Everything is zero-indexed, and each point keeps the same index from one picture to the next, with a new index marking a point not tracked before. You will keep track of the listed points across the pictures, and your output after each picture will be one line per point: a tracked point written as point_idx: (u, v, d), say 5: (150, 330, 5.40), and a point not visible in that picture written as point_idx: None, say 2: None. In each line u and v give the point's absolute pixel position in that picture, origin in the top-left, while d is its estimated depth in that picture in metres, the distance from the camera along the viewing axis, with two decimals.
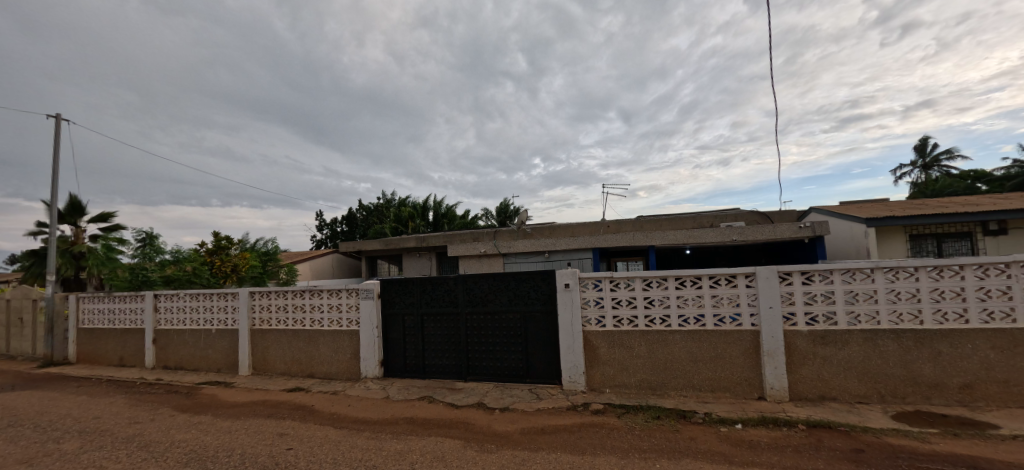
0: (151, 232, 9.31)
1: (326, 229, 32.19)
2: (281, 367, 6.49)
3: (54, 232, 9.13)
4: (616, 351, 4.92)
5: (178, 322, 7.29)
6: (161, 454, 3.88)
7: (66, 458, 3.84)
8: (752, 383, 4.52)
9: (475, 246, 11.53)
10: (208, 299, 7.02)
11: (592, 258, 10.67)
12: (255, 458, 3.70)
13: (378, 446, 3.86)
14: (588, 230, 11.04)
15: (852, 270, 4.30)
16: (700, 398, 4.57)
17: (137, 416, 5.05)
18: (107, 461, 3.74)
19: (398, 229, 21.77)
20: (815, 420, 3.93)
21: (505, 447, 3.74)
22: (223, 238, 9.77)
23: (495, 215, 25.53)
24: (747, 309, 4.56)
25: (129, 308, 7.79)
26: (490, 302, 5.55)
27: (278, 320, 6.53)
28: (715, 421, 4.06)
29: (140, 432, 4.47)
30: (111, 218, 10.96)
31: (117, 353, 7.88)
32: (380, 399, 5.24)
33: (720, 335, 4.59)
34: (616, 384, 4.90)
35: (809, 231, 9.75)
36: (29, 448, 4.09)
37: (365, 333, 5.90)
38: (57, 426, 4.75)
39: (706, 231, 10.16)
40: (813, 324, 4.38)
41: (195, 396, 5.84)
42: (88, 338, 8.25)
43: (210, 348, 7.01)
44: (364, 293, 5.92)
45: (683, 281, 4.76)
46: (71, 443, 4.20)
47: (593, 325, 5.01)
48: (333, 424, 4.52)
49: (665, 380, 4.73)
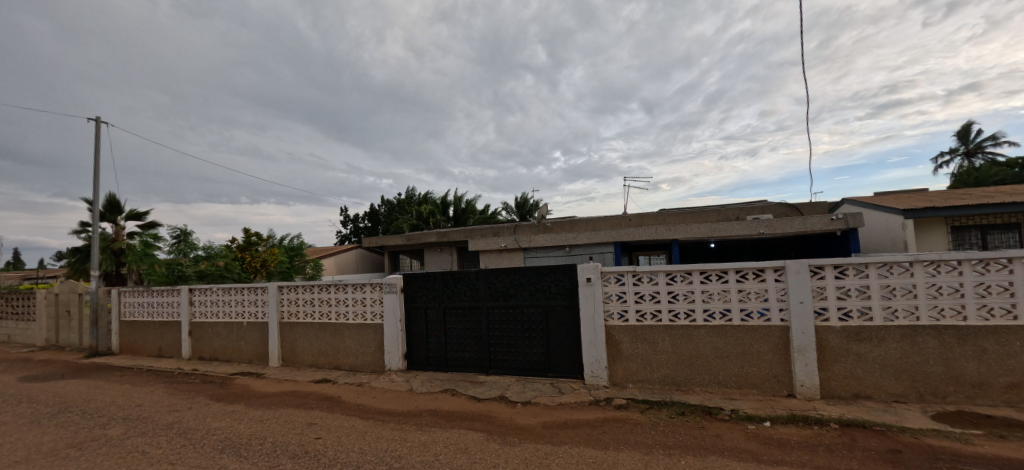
0: (185, 229, 9.69)
1: (350, 224, 32.86)
2: (309, 359, 6.67)
3: (96, 230, 9.61)
4: (638, 346, 4.85)
5: (212, 316, 7.59)
6: (198, 441, 4.06)
7: (111, 443, 4.07)
8: (781, 380, 4.39)
9: (496, 241, 11.52)
10: (238, 293, 7.27)
11: (613, 252, 10.56)
12: (286, 447, 3.83)
13: (401, 438, 3.93)
14: (610, 224, 10.92)
15: (889, 264, 4.11)
16: (727, 395, 4.47)
17: (175, 404, 5.29)
18: (148, 447, 3.94)
19: (419, 225, 22.17)
20: (849, 419, 3.79)
21: (528, 440, 3.75)
22: (253, 234, 10.18)
23: (516, 210, 25.69)
24: (775, 304, 4.42)
25: (165, 302, 8.15)
26: (511, 296, 5.55)
27: (304, 313, 6.72)
28: (742, 418, 3.97)
29: (178, 420, 4.69)
30: (145, 216, 11.44)
31: (155, 344, 8.27)
32: (403, 391, 5.33)
33: (748, 331, 4.47)
34: (639, 379, 4.85)
35: (841, 224, 9.32)
36: (79, 433, 4.35)
37: (388, 327, 6.03)
38: (103, 412, 5.03)
39: (732, 224, 9.80)
40: (846, 320, 4.22)
41: (229, 386, 6.08)
42: (130, 330, 8.68)
43: (242, 340, 7.26)
44: (388, 288, 6.02)
45: (709, 276, 4.66)
46: (116, 429, 4.43)
47: (615, 320, 4.97)
48: (359, 415, 4.63)
49: (690, 376, 4.64)
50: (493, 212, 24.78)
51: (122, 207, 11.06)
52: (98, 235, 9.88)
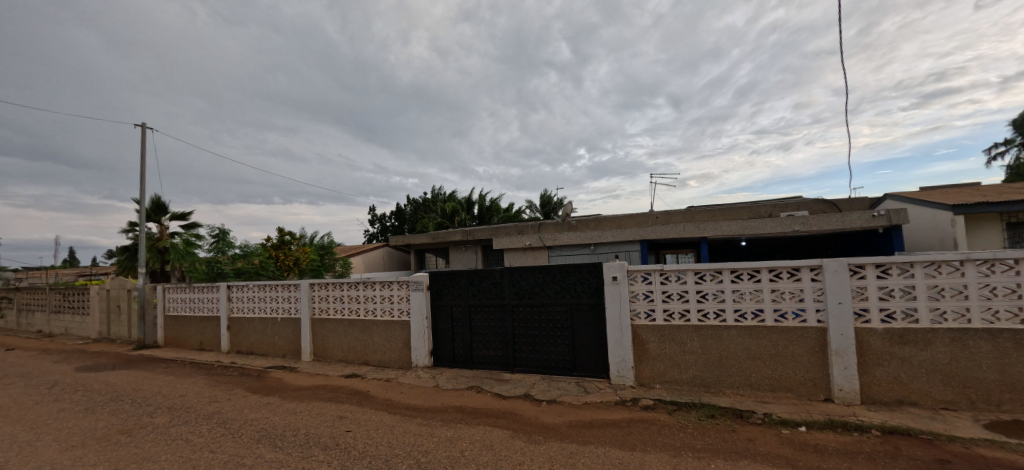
0: (223, 228, 10.16)
1: (377, 223, 33.59)
2: (339, 354, 6.87)
3: (143, 230, 10.18)
4: (666, 346, 4.76)
5: (248, 311, 7.91)
6: (237, 430, 4.24)
7: (158, 430, 4.30)
8: (817, 384, 4.21)
9: (520, 239, 11.50)
10: (273, 289, 7.56)
11: (640, 250, 10.39)
12: (318, 439, 3.96)
13: (428, 433, 3.99)
14: (636, 221, 10.72)
15: (937, 263, 3.88)
16: (760, 398, 4.33)
17: (215, 396, 5.56)
18: (191, 435, 4.16)
19: (444, 224, 22.46)
20: (891, 426, 3.61)
21: (553, 439, 3.75)
22: (286, 234, 10.56)
23: (540, 208, 25.64)
24: (812, 304, 4.25)
25: (205, 298, 8.55)
26: (536, 294, 5.55)
27: (335, 310, 6.92)
28: (776, 423, 3.83)
29: (218, 410, 4.92)
30: (187, 217, 12.04)
31: (197, 338, 8.69)
32: (430, 387, 5.42)
33: (782, 332, 4.31)
34: (667, 380, 4.76)
35: (884, 220, 8.84)
36: (129, 420, 4.64)
37: (415, 324, 6.14)
38: (150, 402, 5.33)
39: (764, 222, 9.46)
40: (889, 322, 4.01)
41: (264, 379, 6.33)
42: (173, 324, 9.15)
43: (276, 335, 7.55)
44: (414, 285, 6.13)
45: (740, 275, 4.52)
46: (162, 417, 4.69)
47: (641, 319, 4.89)
48: (387, 409, 4.74)
49: (721, 377, 4.51)
50: (517, 210, 24.80)
51: (166, 208, 11.68)
52: (145, 234, 10.47)
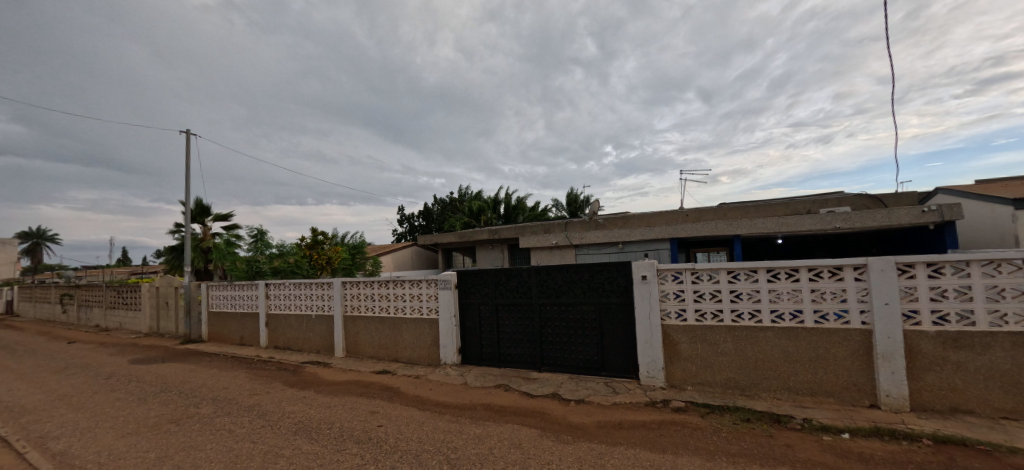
0: (261, 229, 10.61)
1: (405, 223, 34.25)
2: (370, 350, 7.05)
3: (188, 230, 10.76)
4: (698, 347, 4.64)
5: (285, 308, 8.23)
6: (276, 422, 4.43)
7: (203, 420, 4.55)
8: (862, 389, 4.01)
9: (547, 238, 11.56)
10: (307, 287, 7.83)
11: (670, 248, 10.17)
12: (351, 432, 4.08)
13: (457, 430, 4.04)
14: (665, 219, 10.34)
15: (996, 261, 3.61)
16: (799, 403, 4.15)
17: (255, 389, 5.82)
18: (234, 425, 4.37)
19: (471, 223, 22.66)
20: (945, 435, 3.39)
21: (581, 439, 3.73)
22: (320, 233, 10.92)
23: (566, 206, 25.48)
24: (855, 305, 4.05)
25: (245, 295, 8.96)
26: (564, 293, 5.52)
27: (366, 307, 7.10)
28: (816, 429, 3.67)
29: (258, 403, 5.16)
30: (228, 218, 12.62)
31: (238, 334, 9.12)
32: (458, 385, 5.49)
33: (823, 334, 4.12)
34: (699, 382, 4.64)
35: (935, 216, 8.30)
36: (178, 410, 4.92)
37: (443, 322, 6.22)
38: (196, 393, 5.64)
39: (802, 219, 9.07)
40: (942, 325, 3.77)
41: (300, 374, 6.58)
42: (216, 320, 9.63)
43: (310, 331, 7.82)
44: (442, 284, 6.22)
45: (777, 274, 4.35)
46: (207, 408, 4.95)
47: (672, 319, 4.78)
48: (417, 405, 4.83)
49: (756, 380, 4.36)
50: (544, 209, 24.74)
51: (209, 210, 12.28)
52: (190, 235, 11.05)
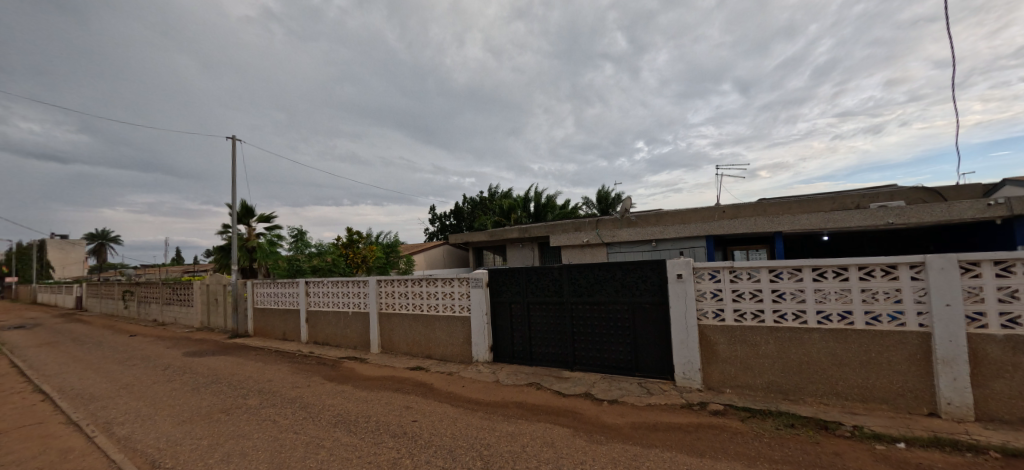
0: (301, 229, 11.06)
1: (437, 222, 34.84)
2: (404, 347, 7.22)
3: (235, 231, 11.36)
4: (738, 349, 4.47)
5: (323, 305, 8.56)
6: (316, 415, 4.61)
7: (251, 411, 4.79)
8: (919, 396, 3.75)
9: (578, 236, 11.48)
10: (345, 285, 8.11)
11: (705, 246, 9.86)
12: (387, 427, 4.19)
13: (490, 427, 4.08)
14: (701, 216, 9.90)
15: None
16: (848, 409, 3.93)
17: (298, 382, 6.08)
18: (278, 417, 4.58)
19: (501, 222, 22.79)
20: (1016, 448, 3.12)
21: (615, 439, 3.68)
22: (355, 233, 11.27)
23: (596, 204, 25.16)
24: (911, 306, 3.79)
25: (287, 292, 9.37)
26: (596, 292, 5.45)
27: (400, 305, 7.28)
28: (868, 437, 3.47)
29: (300, 395, 5.39)
30: (271, 219, 13.24)
31: (280, 329, 9.55)
32: (490, 382, 5.53)
33: (875, 337, 3.88)
34: (738, 384, 4.47)
35: (1002, 210, 7.64)
36: (227, 400, 5.21)
37: (475, 320, 6.29)
38: (244, 385, 5.95)
39: (851, 214, 8.56)
40: (1012, 328, 3.47)
41: (338, 369, 6.82)
42: (260, 316, 10.13)
43: (348, 328, 8.09)
44: (474, 282, 6.28)
45: (823, 273, 4.13)
46: (254, 400, 5.22)
47: (709, 319, 4.63)
48: (450, 402, 4.91)
49: (801, 384, 4.16)
50: (574, 207, 24.53)
51: (253, 211, 12.92)
52: (236, 235, 11.67)
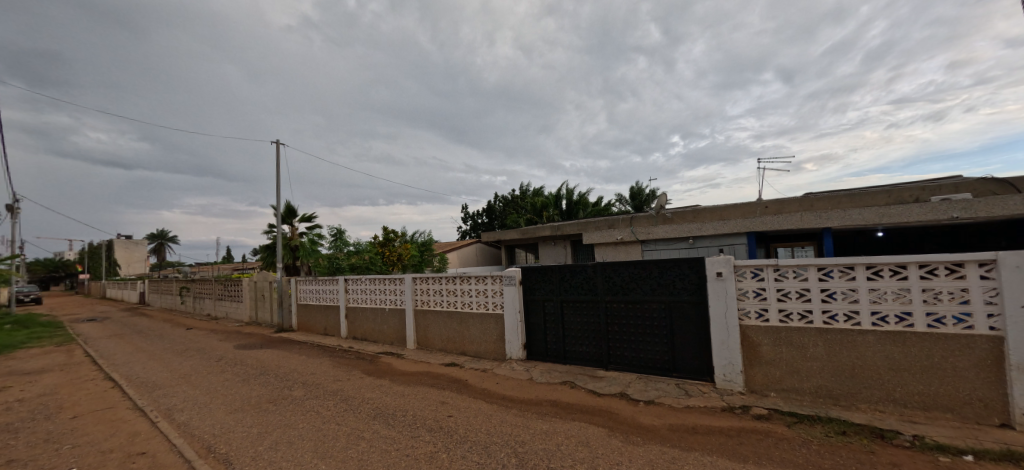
0: (340, 228, 11.47)
1: (469, 221, 35.21)
2: (439, 343, 7.35)
3: (279, 231, 11.92)
4: (783, 351, 4.27)
5: (362, 302, 8.85)
6: (356, 407, 4.78)
7: (296, 401, 5.03)
8: (989, 405, 3.45)
9: (611, 233, 11.32)
10: (381, 283, 8.34)
11: (747, 244, 9.48)
12: (423, 421, 4.29)
13: (524, 424, 4.09)
14: (741, 212, 9.48)
15: None
16: (907, 417, 3.67)
17: (339, 375, 6.32)
18: (321, 408, 4.78)
19: (533, 220, 22.75)
20: None
21: (652, 441, 3.60)
22: (391, 231, 11.59)
23: (630, 200, 24.66)
24: (980, 307, 3.50)
25: (327, 289, 9.76)
26: (631, 290, 5.35)
27: (435, 302, 7.42)
28: (931, 448, 3.23)
29: (341, 388, 5.60)
30: (312, 218, 13.81)
31: (322, 324, 9.96)
32: (524, 380, 5.54)
33: (938, 340, 3.61)
34: (784, 388, 4.27)
35: None
36: (274, 391, 5.49)
37: (508, 317, 6.32)
38: (289, 377, 6.24)
39: (909, 208, 7.99)
40: None
41: (376, 363, 7.04)
42: (303, 312, 10.59)
43: (385, 324, 8.33)
44: (507, 280, 6.31)
45: (879, 271, 3.88)
46: (298, 391, 5.46)
47: (752, 320, 4.45)
48: (485, 398, 4.96)
49: (854, 390, 3.92)
50: (607, 204, 24.14)
51: (296, 212, 13.52)
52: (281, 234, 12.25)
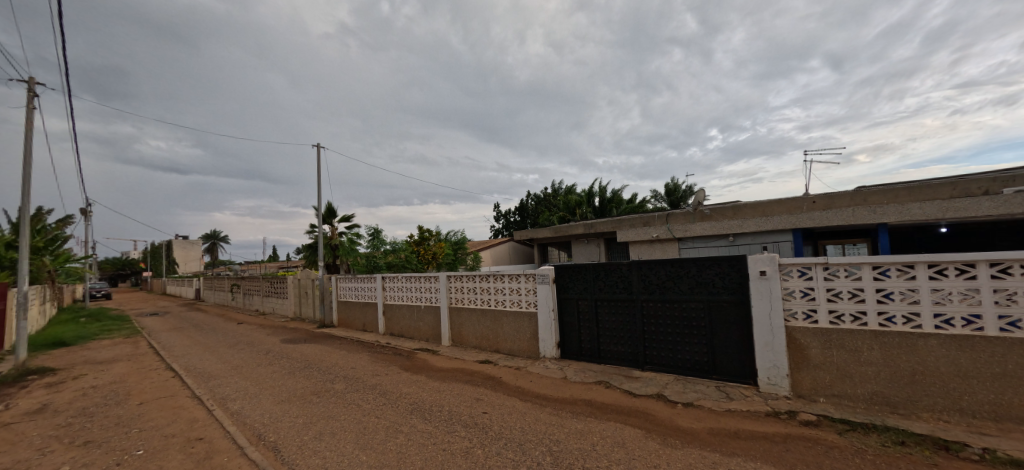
0: (376, 228, 11.81)
1: (501, 220, 35.42)
2: (473, 340, 7.45)
3: (320, 230, 12.42)
4: (833, 354, 4.03)
5: (398, 299, 9.09)
6: (394, 401, 4.92)
7: (338, 394, 5.24)
8: None
9: (646, 231, 11.06)
10: (417, 281, 8.54)
11: (792, 241, 9.04)
12: (459, 416, 4.36)
13: (558, 423, 4.08)
14: (786, 207, 9.02)
15: None
16: (977, 428, 3.38)
17: (377, 370, 6.53)
18: (361, 401, 4.96)
19: (565, 218, 22.60)
20: None
21: (691, 444, 3.50)
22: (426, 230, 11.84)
23: (666, 197, 24.02)
24: None
25: (366, 287, 10.09)
26: (668, 289, 5.22)
27: (469, 299, 7.52)
28: (1004, 462, 2.96)
29: (380, 383, 5.78)
30: (350, 219, 14.30)
31: (361, 321, 10.31)
32: (558, 378, 5.52)
33: (1012, 345, 3.32)
34: (834, 394, 4.03)
35: None
36: (318, 384, 5.74)
37: (542, 316, 6.31)
38: (331, 371, 6.51)
39: (977, 202, 7.36)
40: None
41: (413, 359, 7.21)
42: (343, 308, 11.00)
43: (420, 321, 8.52)
44: (540, 278, 6.31)
45: (943, 270, 3.61)
46: (340, 385, 5.69)
47: (799, 321, 4.23)
48: (519, 396, 4.98)
49: (914, 397, 3.65)
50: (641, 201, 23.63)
51: (335, 212, 14.05)
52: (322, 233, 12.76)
